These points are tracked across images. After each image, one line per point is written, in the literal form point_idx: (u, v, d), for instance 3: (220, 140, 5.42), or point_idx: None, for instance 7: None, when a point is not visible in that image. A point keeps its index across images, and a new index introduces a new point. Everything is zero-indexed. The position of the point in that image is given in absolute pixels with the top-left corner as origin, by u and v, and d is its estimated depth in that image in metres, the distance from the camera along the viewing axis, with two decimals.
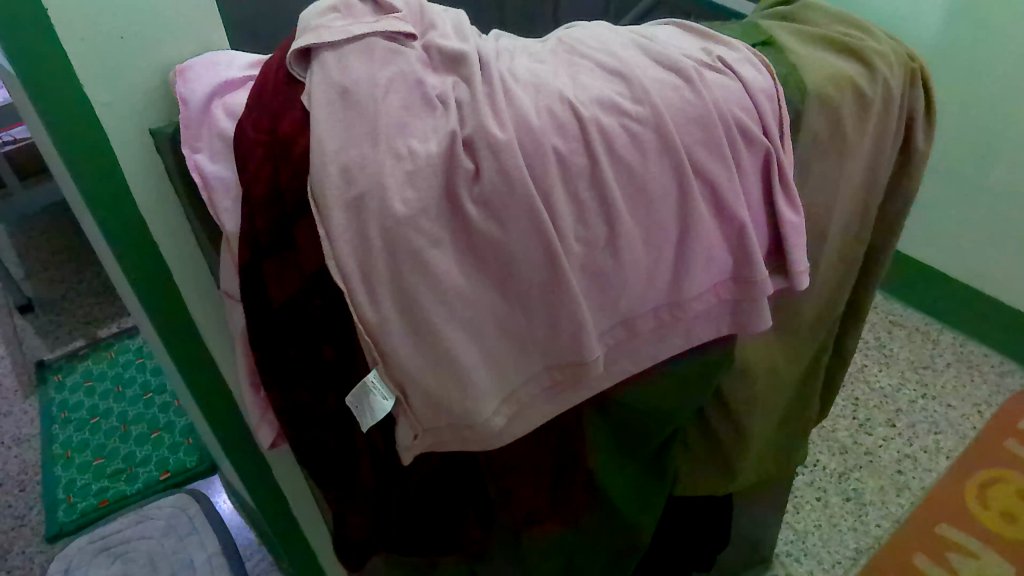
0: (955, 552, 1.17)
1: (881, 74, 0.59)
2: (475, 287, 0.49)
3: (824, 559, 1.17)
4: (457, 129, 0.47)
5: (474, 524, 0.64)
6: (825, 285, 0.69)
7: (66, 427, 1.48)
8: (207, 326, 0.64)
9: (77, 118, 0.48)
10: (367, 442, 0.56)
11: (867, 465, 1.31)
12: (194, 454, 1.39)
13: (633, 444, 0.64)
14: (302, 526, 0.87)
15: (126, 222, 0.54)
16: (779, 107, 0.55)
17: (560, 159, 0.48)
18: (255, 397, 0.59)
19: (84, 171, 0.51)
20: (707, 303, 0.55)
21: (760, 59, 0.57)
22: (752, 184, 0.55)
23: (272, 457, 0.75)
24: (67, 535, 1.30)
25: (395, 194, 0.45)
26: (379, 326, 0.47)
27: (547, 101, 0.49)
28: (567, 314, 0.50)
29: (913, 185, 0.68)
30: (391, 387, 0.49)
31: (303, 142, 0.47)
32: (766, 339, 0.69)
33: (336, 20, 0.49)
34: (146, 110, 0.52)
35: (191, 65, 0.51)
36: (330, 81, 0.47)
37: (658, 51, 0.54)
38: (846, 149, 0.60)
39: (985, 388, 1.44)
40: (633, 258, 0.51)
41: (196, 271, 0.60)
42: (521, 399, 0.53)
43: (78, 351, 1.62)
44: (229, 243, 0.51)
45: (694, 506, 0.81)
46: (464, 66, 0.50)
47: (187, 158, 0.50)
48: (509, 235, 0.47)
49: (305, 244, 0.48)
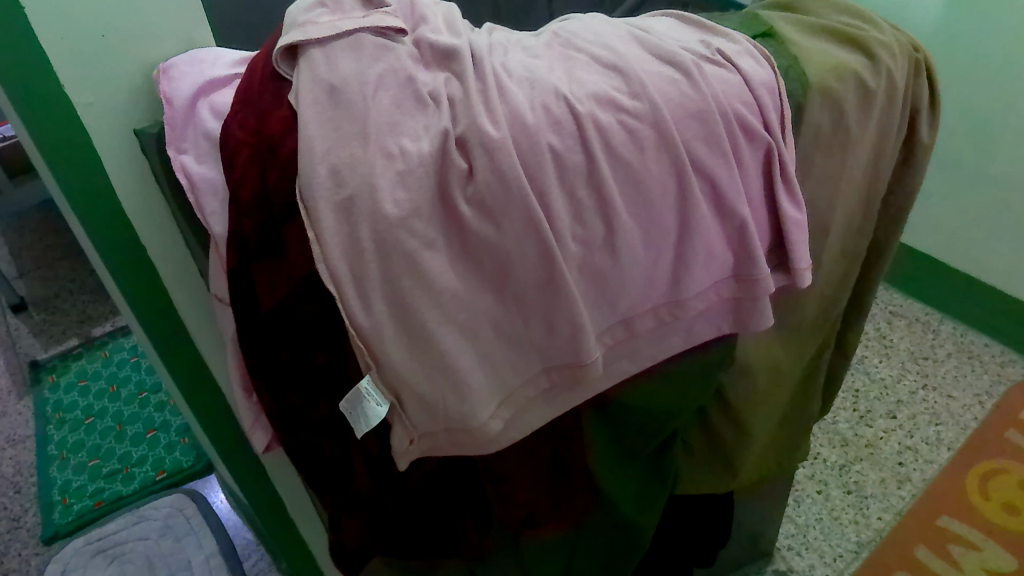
0: (957, 545, 1.17)
1: (885, 64, 0.58)
2: (469, 288, 0.48)
3: (826, 552, 1.16)
4: (449, 128, 0.45)
5: (473, 528, 0.63)
6: (829, 277, 0.68)
7: (61, 427, 1.47)
8: (198, 327, 0.62)
9: (57, 119, 0.47)
10: (362, 447, 0.54)
11: (868, 458, 1.30)
12: (191, 454, 1.39)
13: (635, 446, 0.63)
14: (301, 528, 0.86)
15: (111, 225, 0.53)
16: (779, 100, 0.54)
17: (556, 156, 0.47)
18: (247, 400, 0.58)
19: (69, 175, 0.49)
20: (708, 301, 0.54)
21: (760, 51, 0.55)
22: (752, 178, 0.53)
23: (267, 459, 0.74)
24: (62, 536, 1.29)
25: (385, 195, 0.44)
26: (372, 332, 0.46)
27: (543, 97, 0.47)
28: (564, 315, 0.49)
29: (915, 177, 0.67)
30: (386, 393, 0.48)
31: (291, 143, 0.45)
32: (766, 336, 0.67)
33: (323, 15, 0.48)
34: (130, 111, 0.50)
35: (175, 63, 0.49)
36: (318, 79, 0.46)
37: (654, 44, 0.52)
38: (849, 141, 0.59)
39: (985, 379, 1.43)
40: (633, 257, 0.50)
41: (184, 271, 0.58)
42: (519, 401, 0.52)
43: (72, 350, 1.61)
44: (217, 245, 0.50)
45: (696, 505, 0.80)
46: (456, 62, 0.48)
47: (173, 160, 0.49)
48: (504, 236, 0.46)
49: (295, 247, 0.46)
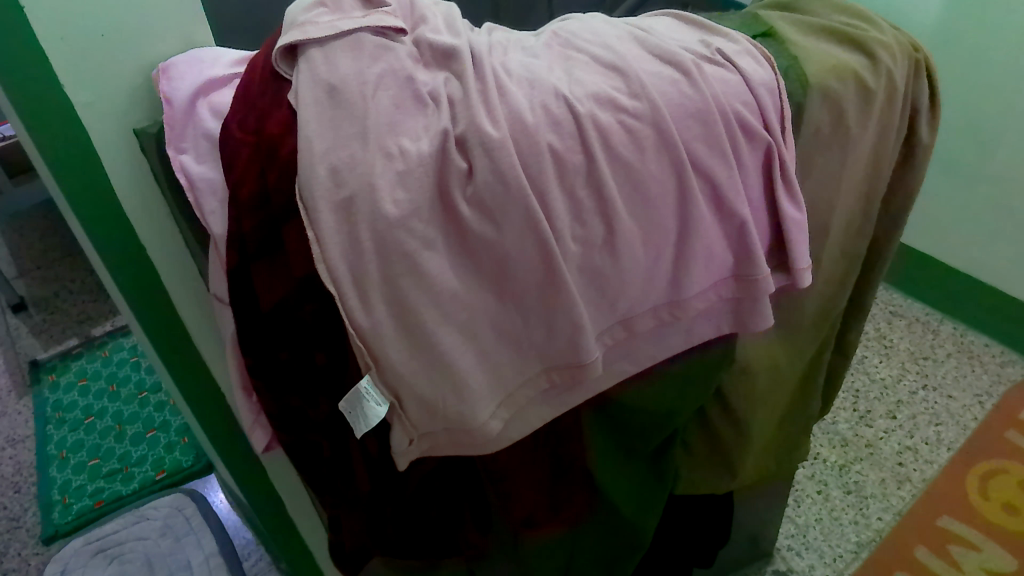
0: (958, 545, 1.17)
1: (885, 64, 0.58)
2: (469, 289, 0.48)
3: (826, 552, 1.16)
4: (449, 128, 0.45)
5: (473, 529, 0.63)
6: (829, 277, 0.68)
7: (61, 427, 1.47)
8: (198, 327, 0.62)
9: (57, 119, 0.47)
10: (361, 447, 0.54)
11: (868, 458, 1.30)
12: (190, 454, 1.39)
13: (634, 446, 0.63)
14: (301, 528, 0.86)
15: (110, 225, 0.53)
16: (779, 101, 0.54)
17: (556, 156, 0.46)
18: (247, 400, 0.58)
19: (69, 175, 0.49)
20: (707, 301, 0.54)
21: (760, 51, 0.55)
22: (753, 178, 0.53)
23: (267, 459, 0.74)
24: (62, 536, 1.29)
25: (385, 194, 0.44)
26: (371, 332, 0.45)
27: (543, 97, 0.47)
28: (564, 315, 0.49)
29: (915, 178, 0.67)
30: (385, 393, 0.48)
31: (291, 143, 0.45)
32: (766, 337, 0.67)
33: (323, 15, 0.48)
34: (130, 111, 0.50)
35: (175, 63, 0.49)
36: (318, 79, 0.46)
37: (655, 44, 0.52)
38: (849, 141, 0.59)
39: (985, 379, 1.43)
40: (632, 257, 0.50)
41: (183, 271, 0.58)
42: (519, 401, 0.52)
43: (72, 350, 1.61)
44: (217, 245, 0.49)
45: (695, 505, 0.80)
46: (456, 62, 0.48)
47: (172, 159, 0.49)
48: (504, 236, 0.46)
49: (295, 247, 0.46)
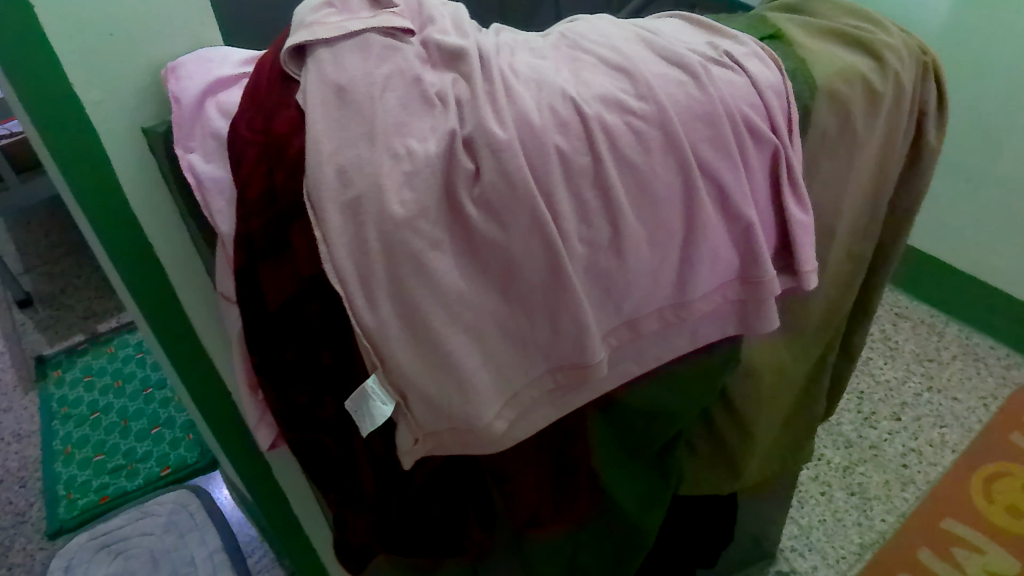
0: (961, 547, 1.17)
1: (891, 67, 0.58)
2: (475, 290, 0.48)
3: (829, 554, 1.16)
4: (457, 129, 0.45)
5: (476, 527, 0.63)
6: (835, 278, 0.68)
7: (66, 423, 1.47)
8: (204, 324, 0.63)
9: (65, 117, 0.47)
10: (367, 447, 0.55)
11: (872, 459, 1.30)
12: (195, 450, 1.39)
13: (639, 446, 0.63)
14: (305, 526, 0.86)
15: (118, 223, 0.53)
16: (787, 104, 0.54)
17: (563, 158, 0.47)
18: (253, 399, 0.58)
19: (78, 173, 0.50)
20: (713, 303, 0.54)
21: (768, 53, 0.55)
22: (760, 181, 0.53)
23: (271, 456, 0.74)
24: (68, 531, 1.29)
25: (392, 195, 0.44)
26: (378, 332, 0.45)
27: (550, 99, 0.47)
28: (569, 317, 0.49)
29: (921, 180, 0.67)
30: (392, 393, 0.48)
31: (298, 143, 0.45)
32: (771, 338, 0.67)
33: (331, 16, 0.48)
34: (138, 109, 0.50)
35: (183, 62, 0.50)
36: (325, 79, 0.46)
37: (662, 46, 0.52)
38: (856, 143, 0.59)
39: (990, 381, 1.43)
40: (638, 258, 0.50)
41: (190, 269, 0.59)
42: (523, 401, 0.52)
43: (78, 346, 1.62)
44: (224, 243, 0.50)
45: (699, 506, 0.80)
46: (464, 63, 0.48)
47: (180, 159, 0.49)
48: (510, 238, 0.46)
49: (301, 247, 0.47)
